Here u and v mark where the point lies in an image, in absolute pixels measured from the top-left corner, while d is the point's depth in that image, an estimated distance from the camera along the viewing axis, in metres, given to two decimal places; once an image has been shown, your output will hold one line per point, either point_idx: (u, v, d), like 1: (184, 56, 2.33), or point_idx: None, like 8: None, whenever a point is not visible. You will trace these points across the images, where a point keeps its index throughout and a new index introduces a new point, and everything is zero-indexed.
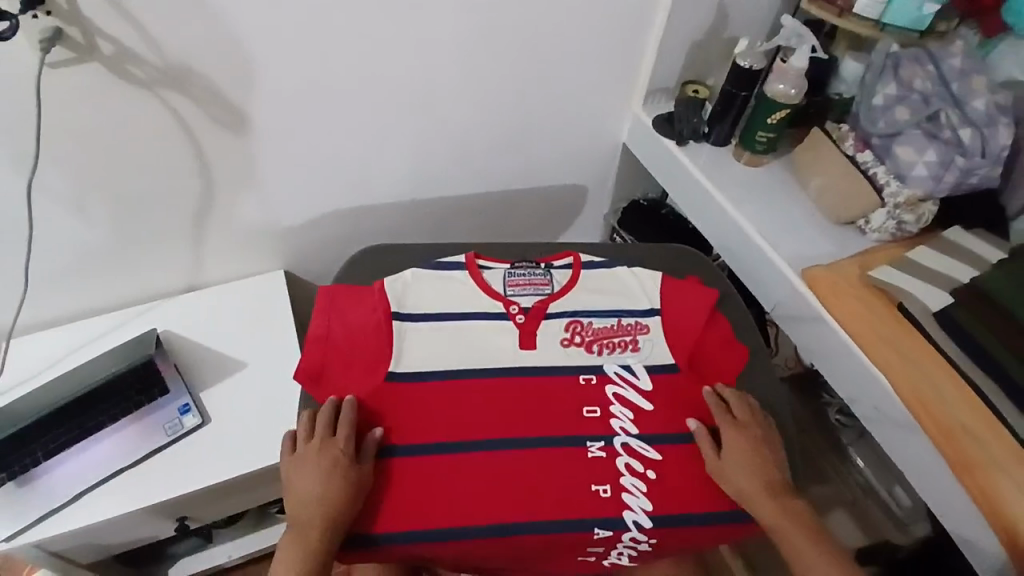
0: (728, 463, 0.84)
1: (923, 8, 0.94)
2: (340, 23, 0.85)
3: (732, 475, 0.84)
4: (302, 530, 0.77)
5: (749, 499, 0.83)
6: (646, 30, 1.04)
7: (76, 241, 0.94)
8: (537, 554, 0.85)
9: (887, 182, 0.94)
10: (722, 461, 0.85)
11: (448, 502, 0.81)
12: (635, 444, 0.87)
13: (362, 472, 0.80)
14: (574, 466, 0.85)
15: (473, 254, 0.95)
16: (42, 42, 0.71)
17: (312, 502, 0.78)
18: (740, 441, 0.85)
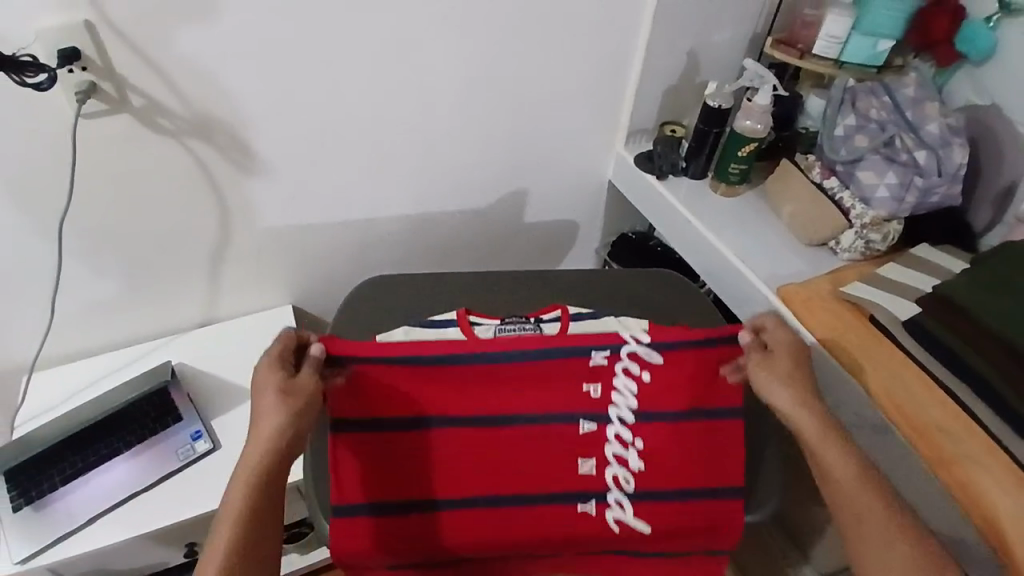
0: (775, 369, 0.78)
1: (878, 46, 1.04)
2: (347, 75, 0.95)
3: (779, 384, 0.78)
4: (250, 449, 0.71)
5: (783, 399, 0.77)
6: (625, 77, 1.14)
7: (100, 278, 1.01)
8: (532, 485, 0.85)
9: (853, 205, 1.01)
10: (771, 368, 0.79)
11: (459, 398, 0.84)
12: (639, 351, 0.84)
13: (309, 384, 0.73)
14: (571, 373, 0.84)
15: (464, 311, 0.96)
16: (77, 93, 0.81)
17: (259, 423, 0.71)
18: (789, 350, 0.80)
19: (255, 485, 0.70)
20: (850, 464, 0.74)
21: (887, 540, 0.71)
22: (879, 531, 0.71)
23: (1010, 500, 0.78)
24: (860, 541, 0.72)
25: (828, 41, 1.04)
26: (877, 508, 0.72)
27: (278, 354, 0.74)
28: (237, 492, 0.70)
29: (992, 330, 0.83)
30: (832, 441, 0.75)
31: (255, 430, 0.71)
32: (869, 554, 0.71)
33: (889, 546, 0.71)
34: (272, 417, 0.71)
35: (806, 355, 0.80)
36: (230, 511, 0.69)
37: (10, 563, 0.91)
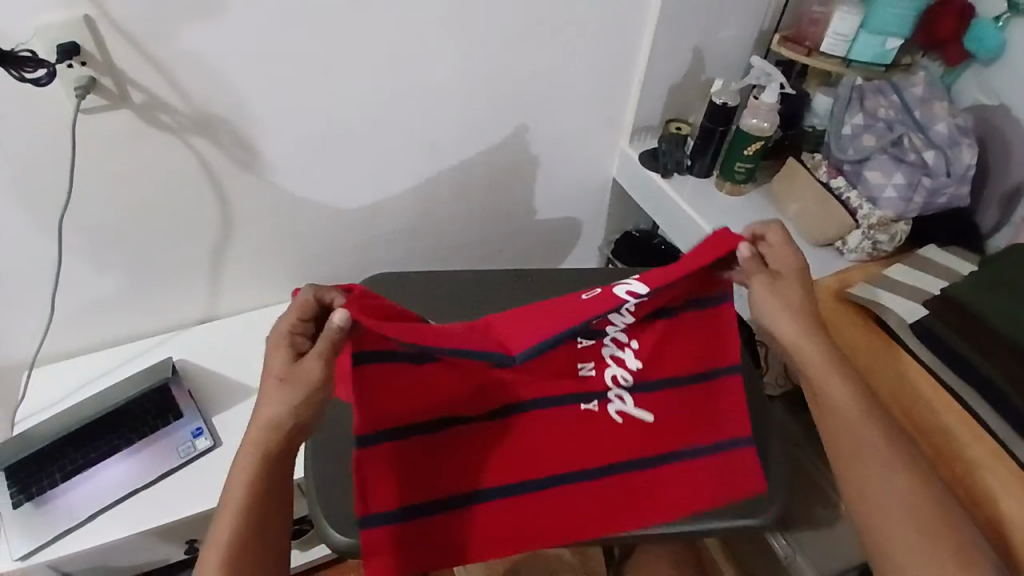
0: (778, 289, 0.75)
1: (886, 44, 1.03)
2: (349, 71, 0.94)
3: (780, 305, 0.75)
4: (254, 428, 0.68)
5: (781, 320, 0.75)
6: (630, 74, 1.13)
7: (99, 275, 1.01)
8: (531, 386, 0.80)
9: (860, 205, 0.99)
10: (774, 287, 0.75)
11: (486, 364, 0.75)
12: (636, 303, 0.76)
13: (310, 369, 0.66)
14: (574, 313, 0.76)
15: None
16: (77, 88, 0.80)
17: (262, 406, 0.67)
18: (792, 269, 0.76)
19: (258, 472, 0.67)
20: (846, 393, 0.74)
21: (888, 470, 0.71)
22: (877, 461, 0.71)
23: (1015, 503, 0.77)
24: (859, 473, 0.72)
25: (835, 38, 1.03)
26: (877, 440, 0.72)
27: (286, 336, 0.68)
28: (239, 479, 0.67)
29: (996, 329, 0.82)
30: (834, 369, 0.74)
31: (257, 414, 0.68)
32: (866, 483, 0.71)
33: (889, 477, 0.71)
34: (274, 404, 0.66)
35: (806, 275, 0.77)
36: (235, 495, 0.67)
37: (11, 559, 0.91)
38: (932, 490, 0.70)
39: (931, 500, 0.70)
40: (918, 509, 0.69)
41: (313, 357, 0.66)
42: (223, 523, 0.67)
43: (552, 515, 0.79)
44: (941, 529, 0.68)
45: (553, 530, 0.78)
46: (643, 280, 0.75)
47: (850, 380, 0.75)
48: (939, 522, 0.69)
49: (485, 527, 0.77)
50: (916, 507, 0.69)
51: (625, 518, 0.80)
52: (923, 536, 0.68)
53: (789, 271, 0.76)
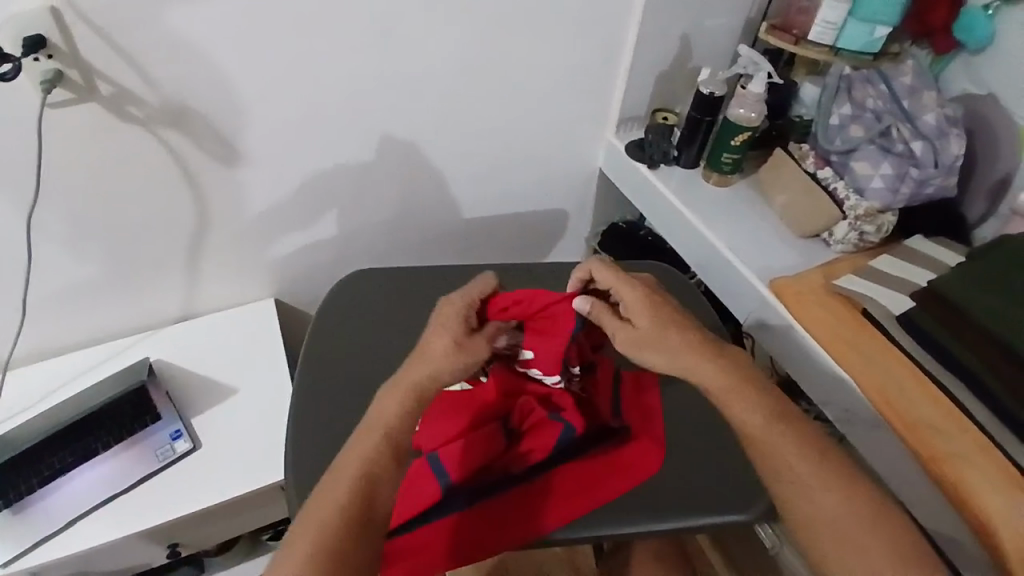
0: (643, 333, 0.77)
1: (875, 32, 1.01)
2: (327, 60, 0.92)
3: (645, 350, 0.77)
4: (391, 389, 0.76)
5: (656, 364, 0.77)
6: (616, 62, 1.11)
7: (73, 274, 0.98)
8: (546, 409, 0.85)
9: (847, 195, 0.99)
10: (636, 331, 0.77)
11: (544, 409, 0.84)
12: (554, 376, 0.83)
13: (478, 350, 0.78)
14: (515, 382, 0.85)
15: None
16: (42, 83, 0.77)
17: (420, 359, 0.77)
18: (643, 304, 0.78)
19: (388, 432, 0.73)
20: (752, 416, 0.74)
21: (812, 481, 0.71)
22: (800, 481, 0.71)
23: (1000, 497, 0.77)
24: (787, 496, 0.72)
25: (824, 26, 1.01)
26: (794, 456, 0.72)
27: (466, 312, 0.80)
28: (368, 439, 0.73)
29: (982, 325, 0.82)
30: (734, 397, 0.75)
31: (408, 375, 0.76)
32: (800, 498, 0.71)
33: (817, 496, 0.71)
34: (429, 370, 0.76)
35: (655, 304, 0.78)
36: (359, 451, 0.72)
37: None
38: (863, 493, 0.71)
39: (865, 505, 0.70)
40: (853, 519, 0.70)
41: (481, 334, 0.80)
42: (327, 499, 0.69)
43: (556, 493, 0.82)
44: (879, 534, 0.69)
45: (564, 512, 0.81)
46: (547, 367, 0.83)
47: (754, 397, 0.75)
48: (874, 524, 0.70)
49: (496, 519, 0.80)
50: (849, 513, 0.70)
51: (625, 484, 0.83)
52: (863, 550, 0.69)
53: (638, 314, 0.78)
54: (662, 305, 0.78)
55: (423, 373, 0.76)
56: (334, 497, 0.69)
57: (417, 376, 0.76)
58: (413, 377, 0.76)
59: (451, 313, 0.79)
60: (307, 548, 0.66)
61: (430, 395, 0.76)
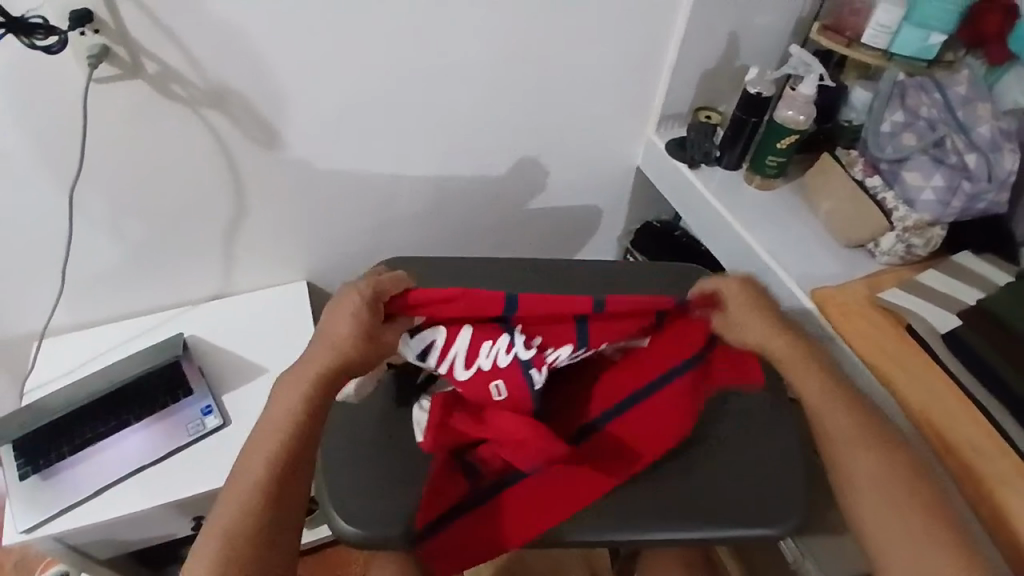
0: (732, 318, 0.77)
1: (929, 39, 0.98)
2: (369, 46, 0.91)
3: (736, 335, 0.77)
4: (291, 381, 0.71)
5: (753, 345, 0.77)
6: (661, 57, 1.08)
7: (110, 248, 0.99)
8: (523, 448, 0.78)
9: (896, 206, 0.95)
10: (722, 315, 0.78)
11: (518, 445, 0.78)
12: (502, 342, 0.77)
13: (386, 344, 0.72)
14: (480, 382, 0.78)
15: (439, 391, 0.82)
16: (88, 58, 0.77)
17: (324, 349, 0.70)
18: (743, 294, 0.77)
19: (291, 428, 0.69)
20: (826, 399, 0.74)
21: (875, 465, 0.70)
22: (869, 465, 0.70)
23: None
24: (842, 465, 0.72)
25: (877, 30, 0.98)
26: (848, 424, 0.72)
27: (365, 301, 0.70)
28: (267, 442, 0.69)
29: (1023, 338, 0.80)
30: (810, 380, 0.75)
31: (307, 368, 0.70)
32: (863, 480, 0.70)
33: (864, 461, 0.71)
34: (329, 361, 0.70)
35: (753, 293, 0.77)
36: (260, 454, 0.68)
37: (16, 533, 0.91)
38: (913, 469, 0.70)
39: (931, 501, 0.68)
40: (901, 489, 0.69)
41: (393, 326, 0.73)
42: (232, 496, 0.67)
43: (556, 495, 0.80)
44: (920, 506, 0.68)
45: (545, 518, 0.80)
46: (489, 335, 0.77)
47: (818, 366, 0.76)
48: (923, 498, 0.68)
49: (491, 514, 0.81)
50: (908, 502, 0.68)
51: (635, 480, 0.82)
52: (900, 518, 0.67)
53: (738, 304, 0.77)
54: (757, 290, 0.78)
55: (321, 367, 0.70)
56: (239, 494, 0.67)
57: (315, 369, 0.70)
58: (312, 369, 0.70)
59: (349, 301, 0.71)
60: (211, 547, 0.64)
61: (333, 387, 0.71)
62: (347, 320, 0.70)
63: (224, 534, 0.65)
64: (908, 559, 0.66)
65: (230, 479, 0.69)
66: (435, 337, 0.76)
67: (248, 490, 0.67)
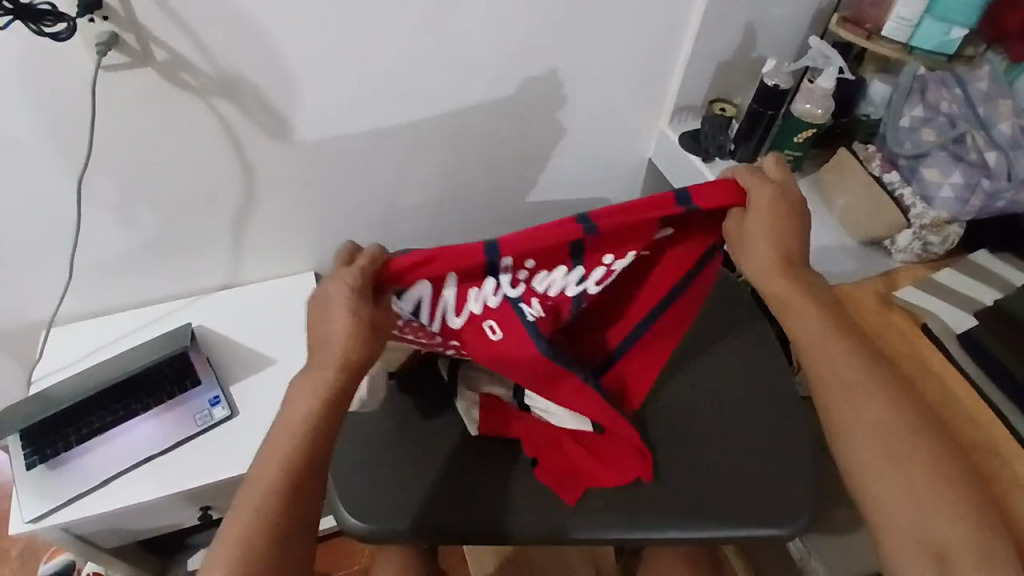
0: (748, 242, 0.73)
1: (950, 33, 0.95)
2: (381, 34, 0.89)
3: (750, 251, 0.73)
4: (302, 389, 0.66)
5: (757, 269, 0.73)
6: (676, 48, 1.06)
7: (119, 238, 0.98)
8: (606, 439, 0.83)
9: (913, 203, 0.94)
10: (740, 237, 0.73)
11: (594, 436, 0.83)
12: (489, 283, 0.71)
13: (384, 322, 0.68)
14: (476, 331, 0.74)
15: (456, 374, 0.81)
16: (97, 45, 0.76)
17: (331, 350, 0.66)
18: (769, 208, 0.72)
19: (307, 438, 0.65)
20: (825, 334, 0.71)
21: (873, 407, 0.68)
22: (863, 406, 0.69)
23: None
24: (834, 403, 0.70)
25: (898, 23, 0.95)
26: (846, 362, 0.70)
27: (358, 283, 0.65)
28: (278, 452, 0.65)
29: None
30: (812, 313, 0.72)
31: (317, 373, 0.66)
32: (857, 419, 0.68)
33: (862, 402, 0.69)
34: (342, 362, 0.66)
35: (785, 208, 0.72)
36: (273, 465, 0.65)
37: (22, 522, 0.91)
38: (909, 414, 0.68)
39: (925, 447, 0.67)
40: (897, 432, 0.67)
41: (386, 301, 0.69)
42: (250, 510, 0.63)
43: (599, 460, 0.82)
44: (915, 448, 0.66)
45: (597, 482, 0.81)
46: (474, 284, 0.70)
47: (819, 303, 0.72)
48: (920, 442, 0.67)
49: (545, 478, 0.81)
50: (905, 445, 0.67)
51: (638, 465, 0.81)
52: (895, 459, 0.66)
53: (759, 219, 0.72)
54: (794, 202, 0.72)
55: (336, 371, 0.66)
56: (257, 506, 0.63)
57: (329, 371, 0.66)
58: (326, 373, 0.66)
59: (345, 299, 0.65)
60: (232, 560, 0.61)
61: (348, 387, 0.67)
62: (349, 319, 0.65)
63: (239, 548, 0.61)
64: (909, 506, 0.64)
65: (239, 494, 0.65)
66: (420, 293, 0.70)
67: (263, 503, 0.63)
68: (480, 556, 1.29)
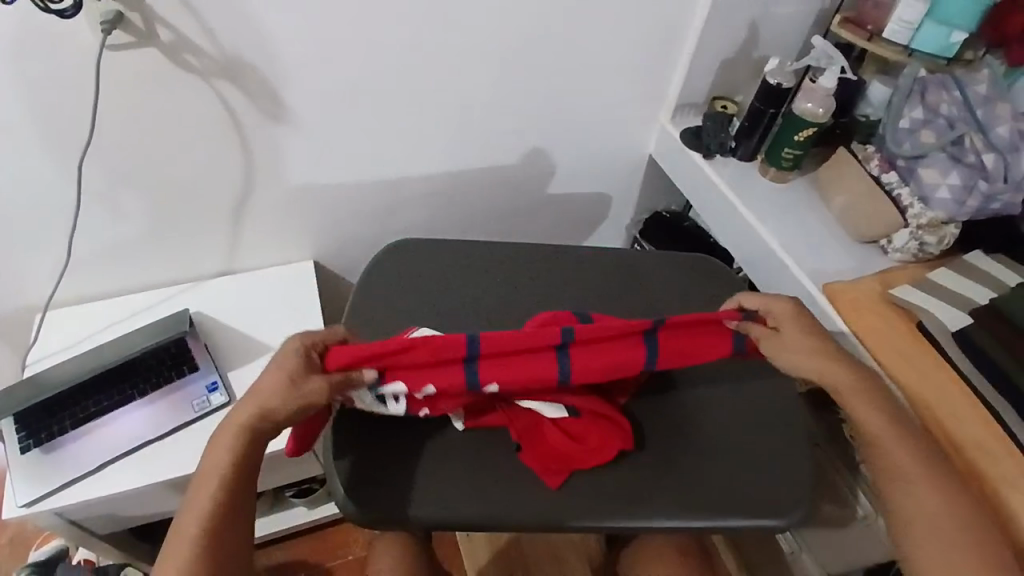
0: (791, 346, 0.77)
1: (951, 37, 0.97)
2: (389, 22, 0.89)
3: (797, 359, 0.77)
4: (228, 432, 0.70)
5: (812, 373, 0.76)
6: (680, 44, 1.07)
7: (118, 221, 0.97)
8: (587, 426, 0.80)
9: (911, 203, 0.95)
10: (782, 342, 0.77)
11: (581, 429, 0.80)
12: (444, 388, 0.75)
13: (318, 392, 0.70)
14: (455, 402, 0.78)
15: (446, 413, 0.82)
16: (102, 24, 0.75)
17: (257, 396, 0.70)
18: (797, 319, 0.79)
19: (230, 472, 0.69)
20: (885, 428, 0.73)
21: (933, 496, 0.70)
22: (924, 495, 0.70)
23: None
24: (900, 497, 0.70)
25: (900, 25, 0.96)
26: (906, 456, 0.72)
27: (293, 347, 0.72)
28: (207, 485, 0.68)
29: None
30: (868, 407, 0.74)
31: (241, 416, 0.70)
32: (920, 509, 0.69)
33: (921, 491, 0.70)
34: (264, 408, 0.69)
35: (809, 321, 0.79)
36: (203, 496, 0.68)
37: (15, 507, 0.90)
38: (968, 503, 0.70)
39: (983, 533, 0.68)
40: (958, 521, 0.68)
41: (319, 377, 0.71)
42: (180, 534, 0.66)
43: (578, 442, 0.80)
44: (977, 537, 0.67)
45: (579, 464, 0.80)
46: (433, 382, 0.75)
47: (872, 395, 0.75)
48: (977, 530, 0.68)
49: (533, 462, 0.80)
50: (967, 532, 0.67)
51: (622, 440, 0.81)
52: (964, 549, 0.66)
53: (793, 329, 0.78)
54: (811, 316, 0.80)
55: (257, 414, 0.69)
56: (185, 532, 0.66)
57: (253, 415, 0.69)
58: (248, 417, 0.69)
59: (282, 355, 0.72)
60: None
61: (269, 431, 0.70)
62: (280, 371, 0.70)
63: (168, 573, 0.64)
64: None
65: (174, 524, 0.68)
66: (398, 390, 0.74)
67: (192, 531, 0.66)
68: (473, 544, 1.30)
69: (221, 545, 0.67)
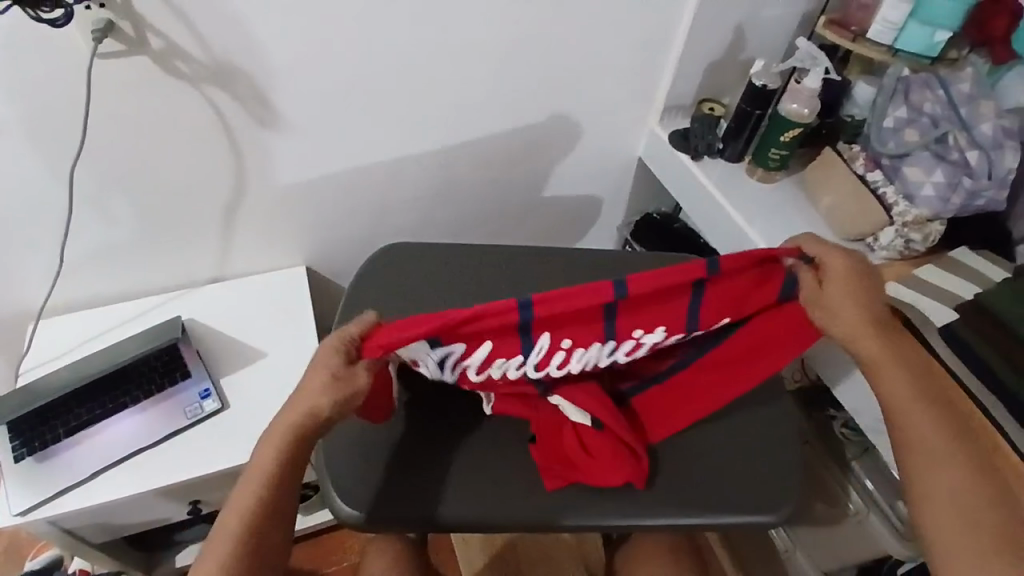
0: (830, 304, 0.71)
1: (935, 36, 0.98)
2: (379, 28, 0.90)
3: (834, 316, 0.71)
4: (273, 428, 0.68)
5: (849, 334, 0.70)
6: (667, 47, 1.08)
7: (109, 228, 0.98)
8: (597, 444, 0.79)
9: (896, 201, 0.96)
10: (824, 303, 0.71)
11: (594, 444, 0.79)
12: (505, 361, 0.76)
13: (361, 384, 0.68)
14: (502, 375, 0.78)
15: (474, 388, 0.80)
16: (94, 32, 0.75)
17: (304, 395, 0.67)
18: (844, 275, 0.71)
19: (275, 470, 0.67)
20: (913, 402, 0.68)
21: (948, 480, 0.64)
22: (942, 475, 0.64)
23: None
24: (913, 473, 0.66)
25: (883, 25, 0.98)
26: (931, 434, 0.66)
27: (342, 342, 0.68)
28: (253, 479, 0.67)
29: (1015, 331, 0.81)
30: (896, 377, 0.69)
31: (289, 415, 0.67)
32: (932, 488, 0.64)
33: (940, 472, 0.64)
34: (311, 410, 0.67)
35: (862, 279, 0.71)
36: (245, 496, 0.66)
37: (9, 515, 0.89)
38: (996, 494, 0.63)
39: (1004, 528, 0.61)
40: (977, 511, 0.62)
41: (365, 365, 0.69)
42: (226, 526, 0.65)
43: (590, 456, 0.79)
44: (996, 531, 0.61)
45: (585, 478, 0.79)
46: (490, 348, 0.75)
47: (910, 371, 0.69)
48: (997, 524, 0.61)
49: (539, 456, 0.81)
50: (983, 522, 0.61)
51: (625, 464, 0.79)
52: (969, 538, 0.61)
53: (844, 285, 0.70)
54: (866, 272, 0.71)
55: (307, 413, 0.67)
56: (232, 528, 0.65)
57: (301, 415, 0.67)
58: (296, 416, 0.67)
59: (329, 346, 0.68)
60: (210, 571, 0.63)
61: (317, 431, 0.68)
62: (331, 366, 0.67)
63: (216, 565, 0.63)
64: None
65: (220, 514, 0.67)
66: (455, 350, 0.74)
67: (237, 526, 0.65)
68: (468, 546, 1.30)
69: (269, 540, 0.66)
